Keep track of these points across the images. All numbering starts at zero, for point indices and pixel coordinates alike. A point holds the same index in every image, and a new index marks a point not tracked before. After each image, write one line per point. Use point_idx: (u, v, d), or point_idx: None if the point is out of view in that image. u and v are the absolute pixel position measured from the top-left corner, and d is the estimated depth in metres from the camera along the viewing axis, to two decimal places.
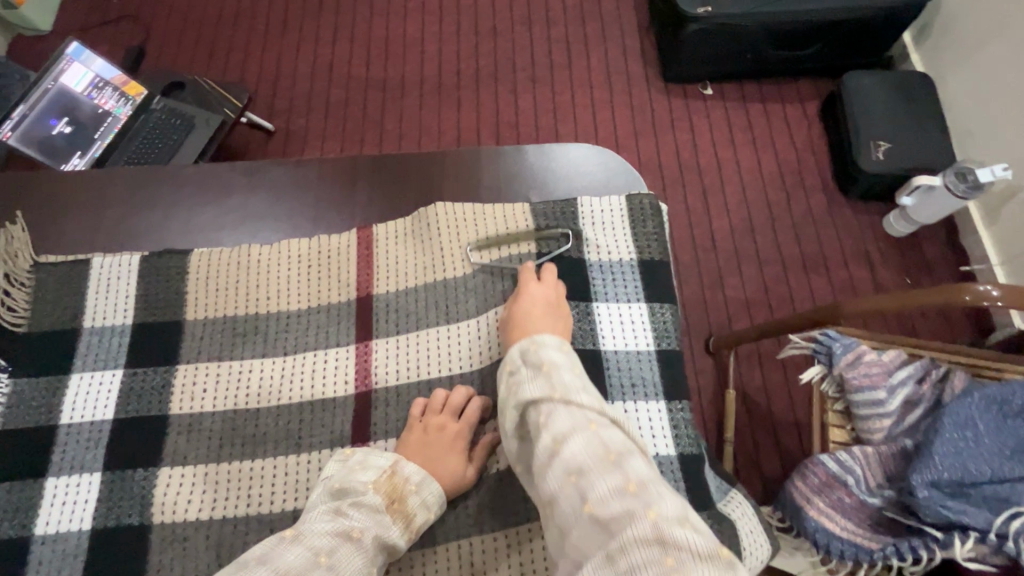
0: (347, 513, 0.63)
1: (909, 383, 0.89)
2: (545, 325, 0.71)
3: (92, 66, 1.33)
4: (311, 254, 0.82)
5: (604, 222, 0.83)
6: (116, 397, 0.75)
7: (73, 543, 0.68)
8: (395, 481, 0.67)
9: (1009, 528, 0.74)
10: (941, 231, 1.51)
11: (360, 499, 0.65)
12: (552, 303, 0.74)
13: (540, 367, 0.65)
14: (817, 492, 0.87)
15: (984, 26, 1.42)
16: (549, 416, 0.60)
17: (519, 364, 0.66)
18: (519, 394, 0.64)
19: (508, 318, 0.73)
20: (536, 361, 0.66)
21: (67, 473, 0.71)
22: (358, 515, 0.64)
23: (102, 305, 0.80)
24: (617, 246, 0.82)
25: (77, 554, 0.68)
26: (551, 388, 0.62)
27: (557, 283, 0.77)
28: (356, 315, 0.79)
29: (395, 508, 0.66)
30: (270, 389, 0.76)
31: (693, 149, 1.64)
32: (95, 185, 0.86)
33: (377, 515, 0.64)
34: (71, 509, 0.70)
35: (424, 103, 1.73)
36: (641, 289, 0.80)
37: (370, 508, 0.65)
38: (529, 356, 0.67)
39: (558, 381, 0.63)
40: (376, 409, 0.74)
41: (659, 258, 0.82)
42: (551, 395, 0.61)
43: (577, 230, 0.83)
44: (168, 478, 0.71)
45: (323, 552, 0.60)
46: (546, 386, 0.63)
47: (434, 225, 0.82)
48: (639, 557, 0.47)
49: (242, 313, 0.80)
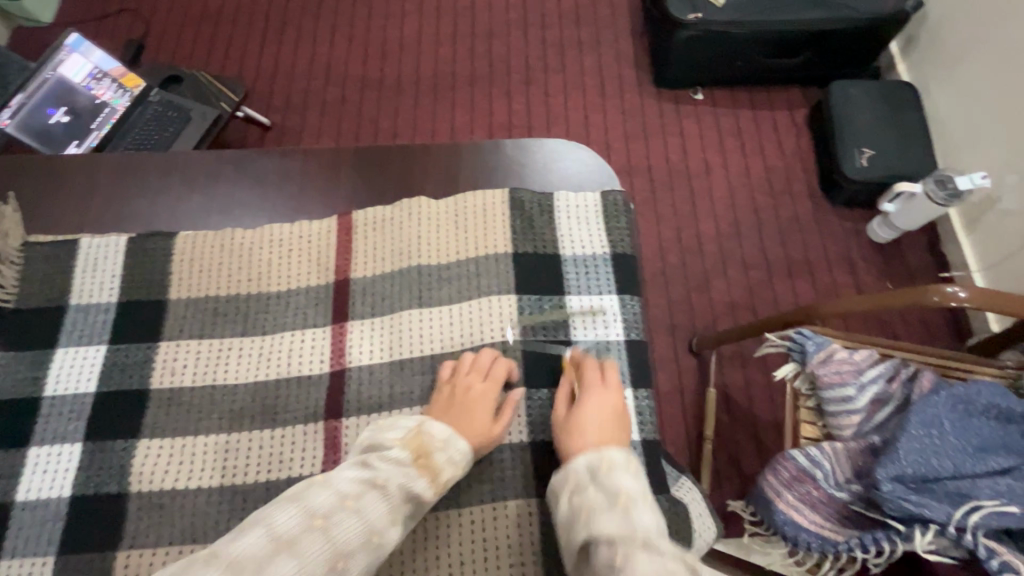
0: (366, 467, 0.65)
1: (879, 382, 0.91)
2: (608, 432, 0.71)
3: (91, 57, 1.35)
4: (293, 238, 0.84)
5: (578, 216, 0.85)
6: (99, 371, 0.77)
7: (53, 509, 0.70)
8: (421, 438, 0.70)
9: (968, 522, 0.76)
10: (924, 238, 1.54)
11: (386, 454, 0.67)
12: (614, 413, 0.74)
13: (617, 499, 0.63)
14: (787, 486, 0.89)
15: (968, 38, 1.45)
16: (627, 557, 0.57)
17: (592, 491, 0.64)
18: (593, 526, 0.61)
19: (574, 417, 0.72)
20: (611, 488, 0.64)
21: (50, 442, 0.73)
22: (382, 469, 0.65)
23: (89, 284, 0.82)
24: (590, 240, 0.84)
25: (57, 519, 0.70)
26: (631, 528, 0.60)
27: (619, 386, 0.76)
28: (333, 297, 0.81)
29: (422, 462, 0.68)
30: (247, 365, 0.77)
31: (682, 152, 1.67)
32: (88, 170, 0.88)
33: (402, 469, 0.66)
34: (53, 477, 0.72)
35: (419, 102, 1.76)
36: (614, 281, 0.83)
37: (394, 462, 0.66)
38: (601, 478, 0.66)
39: (638, 523, 0.60)
40: (349, 387, 0.76)
41: (630, 251, 0.84)
42: (632, 535, 0.59)
43: (552, 223, 0.85)
44: (146, 449, 0.73)
45: (331, 509, 0.61)
46: (625, 521, 0.61)
47: (411, 217, 0.84)
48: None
49: (223, 292, 0.82)
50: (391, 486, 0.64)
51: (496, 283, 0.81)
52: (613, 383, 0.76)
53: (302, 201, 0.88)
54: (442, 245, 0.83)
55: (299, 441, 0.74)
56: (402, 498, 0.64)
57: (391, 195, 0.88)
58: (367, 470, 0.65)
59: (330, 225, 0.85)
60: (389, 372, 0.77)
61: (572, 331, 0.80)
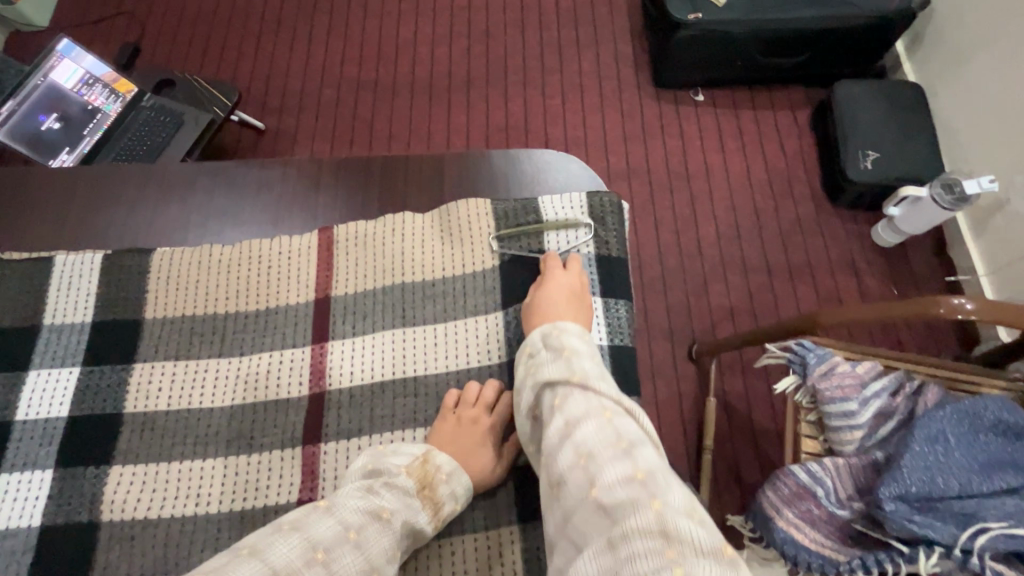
0: (373, 495, 0.63)
1: (883, 396, 0.89)
2: (566, 313, 0.73)
3: (82, 63, 1.34)
4: (272, 255, 0.82)
5: (564, 217, 0.83)
6: (72, 395, 0.75)
7: (22, 540, 0.68)
8: (425, 465, 0.68)
9: (974, 544, 0.74)
10: (929, 242, 1.51)
11: (393, 480, 0.65)
12: (575, 294, 0.75)
13: (561, 351, 0.68)
14: (787, 503, 0.87)
15: (975, 36, 1.42)
16: (565, 399, 0.63)
17: (541, 349, 0.69)
18: (539, 375, 0.67)
19: (534, 297, 0.74)
20: (558, 346, 0.69)
21: (20, 469, 0.72)
22: (388, 498, 0.63)
23: (64, 303, 0.80)
24: (576, 240, 0.82)
25: (25, 551, 0.68)
26: (570, 372, 0.65)
27: (582, 273, 0.78)
28: (312, 316, 0.79)
29: (425, 494, 0.66)
30: (224, 388, 0.76)
31: (682, 155, 1.64)
32: (70, 182, 0.86)
33: (406, 500, 0.64)
34: (21, 505, 0.70)
35: (415, 104, 1.73)
36: (598, 284, 0.81)
37: (400, 493, 0.64)
38: (550, 338, 0.70)
39: (578, 368, 0.65)
40: (330, 413, 0.74)
41: (618, 254, 0.82)
42: (569, 378, 0.64)
43: (538, 229, 0.82)
44: (118, 476, 0.71)
45: (320, 548, 0.57)
46: (565, 368, 0.66)
47: (398, 232, 0.82)
48: (640, 545, 0.48)
49: (200, 313, 0.80)
50: (397, 517, 0.62)
51: (481, 302, 0.79)
52: (571, 270, 0.78)
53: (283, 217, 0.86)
54: (427, 262, 0.81)
55: (275, 466, 0.72)
56: (404, 530, 0.63)
57: (376, 208, 0.86)
58: (373, 497, 0.63)
59: (310, 242, 0.83)
60: (370, 393, 0.75)
61: None
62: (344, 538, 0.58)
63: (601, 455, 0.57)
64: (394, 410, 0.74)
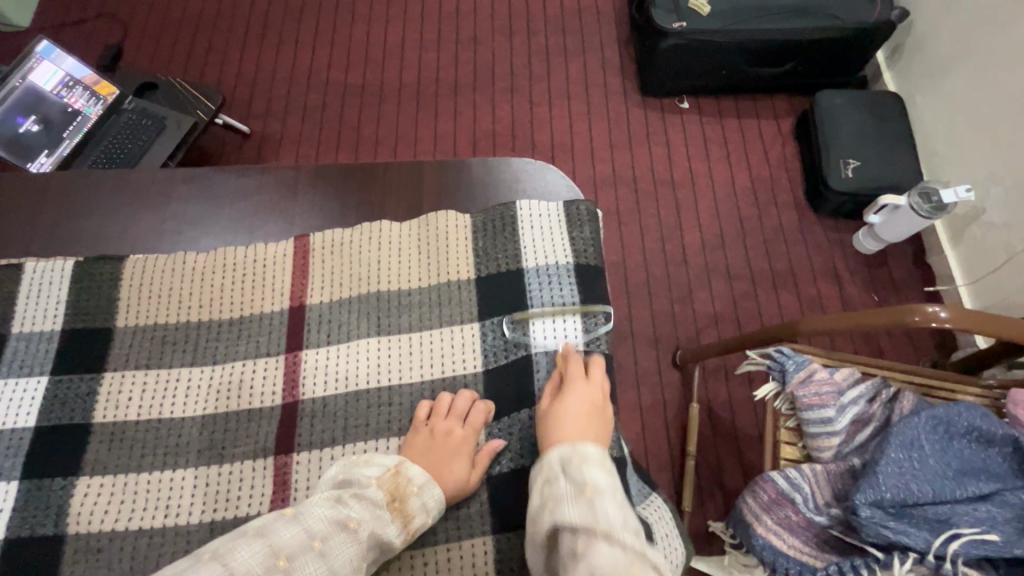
0: (343, 505, 0.62)
1: (860, 403, 0.90)
2: (583, 433, 0.67)
3: (62, 65, 1.32)
4: (248, 263, 0.81)
5: (542, 225, 0.82)
6: (39, 405, 0.74)
7: None
8: (398, 477, 0.67)
9: (947, 549, 0.75)
10: (909, 250, 1.53)
11: (363, 493, 0.64)
12: (594, 407, 0.70)
13: (582, 491, 0.59)
14: (766, 509, 0.87)
15: (952, 49, 1.45)
16: (588, 549, 0.54)
17: (562, 498, 0.59)
18: (558, 514, 0.58)
19: (550, 413, 0.70)
20: (573, 463, 0.63)
21: None
22: (357, 509, 0.62)
23: (31, 311, 0.79)
24: (553, 249, 0.81)
25: None
26: (592, 518, 0.56)
27: (603, 382, 0.73)
28: (286, 325, 0.79)
29: (395, 506, 0.65)
30: (196, 397, 0.75)
31: (667, 162, 1.66)
32: (47, 187, 0.86)
33: (376, 511, 0.63)
34: None
35: (402, 110, 1.73)
36: (577, 291, 0.79)
37: (370, 504, 0.63)
38: (571, 471, 0.62)
39: (599, 511, 0.57)
40: (303, 423, 0.73)
41: (596, 263, 0.82)
42: (593, 528, 0.55)
43: (516, 238, 0.82)
44: (86, 488, 0.70)
45: (283, 555, 0.56)
46: (587, 513, 0.57)
47: (374, 241, 0.82)
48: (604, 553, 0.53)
49: (173, 321, 0.79)
50: (364, 528, 0.60)
51: (458, 311, 0.79)
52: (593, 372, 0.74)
53: (260, 225, 0.86)
54: (405, 272, 0.81)
55: (247, 477, 0.71)
56: (371, 544, 0.61)
57: (354, 217, 0.86)
58: (342, 508, 0.61)
59: (287, 250, 0.82)
60: (345, 403, 0.74)
61: (532, 344, 0.77)
62: (308, 547, 0.57)
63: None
64: (369, 421, 0.74)
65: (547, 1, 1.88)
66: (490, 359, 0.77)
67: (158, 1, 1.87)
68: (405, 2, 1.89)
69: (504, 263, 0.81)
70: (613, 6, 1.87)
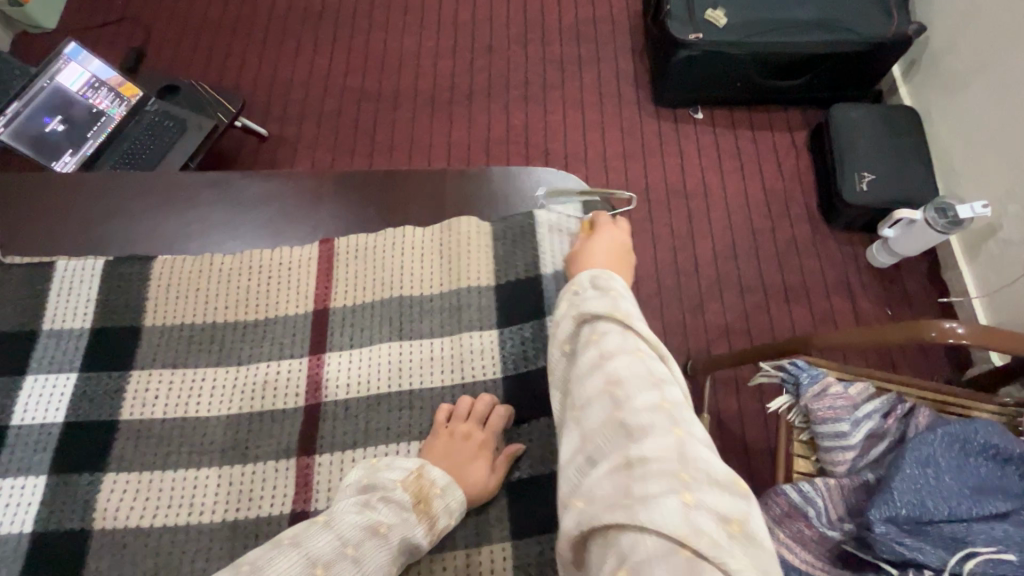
0: (369, 512, 0.63)
1: (874, 417, 0.89)
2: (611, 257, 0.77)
3: (88, 66, 1.34)
4: (272, 266, 0.83)
5: (561, 230, 0.84)
6: (69, 401, 0.76)
7: (12, 546, 0.68)
8: (422, 480, 0.68)
9: (963, 568, 0.74)
10: (923, 264, 1.52)
11: (388, 499, 0.64)
12: (619, 247, 0.79)
13: (616, 312, 0.66)
14: (778, 522, 0.87)
15: (970, 64, 1.44)
16: (642, 453, 0.53)
17: (598, 320, 0.66)
18: (598, 334, 0.65)
19: (580, 246, 0.79)
20: (605, 287, 0.70)
21: (12, 475, 0.72)
22: (382, 517, 0.63)
23: (63, 308, 0.80)
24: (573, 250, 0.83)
25: (15, 557, 0.68)
26: (625, 337, 0.64)
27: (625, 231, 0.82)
28: (310, 328, 0.80)
29: (421, 508, 0.66)
30: (220, 398, 0.76)
31: (680, 172, 1.66)
32: (72, 187, 0.87)
33: (403, 515, 0.64)
34: (14, 511, 0.70)
35: (417, 115, 1.75)
36: None
37: (395, 509, 0.64)
38: (607, 290, 0.70)
39: (633, 327, 0.65)
40: (325, 425, 0.74)
41: None
42: (628, 347, 0.62)
43: (537, 244, 0.83)
44: (112, 484, 0.71)
45: (319, 563, 0.57)
46: (624, 335, 0.64)
47: (397, 247, 0.83)
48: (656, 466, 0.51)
49: (197, 324, 0.80)
50: (394, 535, 0.62)
51: (480, 317, 0.80)
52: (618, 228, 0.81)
53: (279, 234, 0.87)
54: (430, 277, 0.82)
55: (269, 480, 0.72)
56: (401, 547, 0.62)
57: (376, 221, 0.87)
58: (370, 518, 0.62)
59: (312, 257, 0.84)
60: (367, 406, 0.75)
61: None
62: (341, 554, 0.58)
63: (650, 413, 0.56)
64: (394, 419, 0.75)
65: (562, 9, 1.89)
66: (510, 364, 0.78)
67: (179, 6, 1.90)
68: (421, 8, 1.90)
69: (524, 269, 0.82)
70: (628, 14, 1.88)
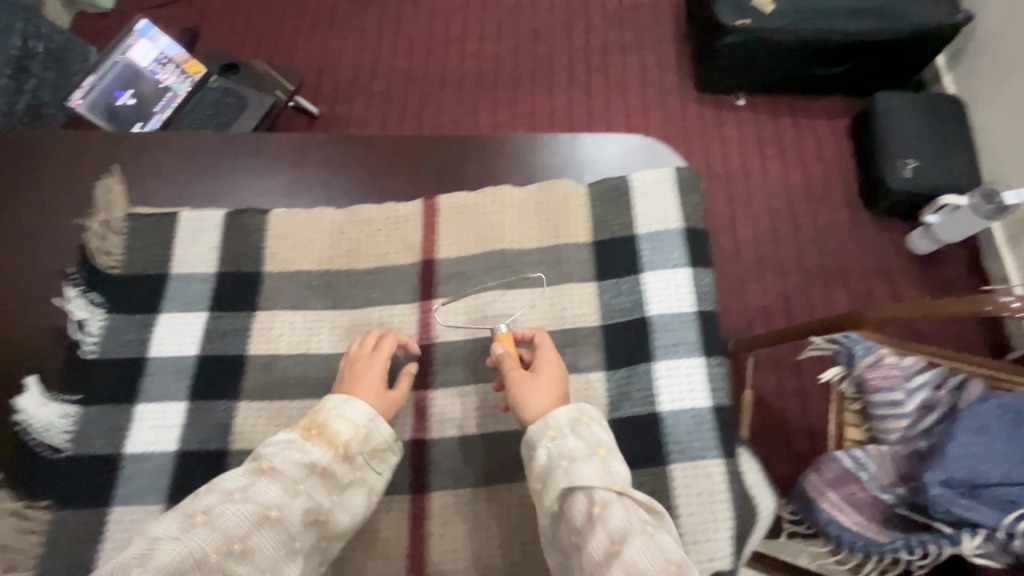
0: (268, 483, 0.66)
1: (926, 388, 0.92)
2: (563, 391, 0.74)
3: (157, 43, 1.41)
4: (381, 220, 0.89)
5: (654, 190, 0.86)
6: (201, 336, 0.84)
7: (162, 462, 0.77)
8: (319, 427, 0.72)
9: (1017, 527, 0.77)
10: (964, 251, 1.54)
11: (275, 465, 0.68)
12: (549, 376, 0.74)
13: (612, 486, 0.63)
14: (831, 485, 0.92)
15: (1019, 52, 1.45)
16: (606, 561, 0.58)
17: (590, 483, 0.63)
18: (599, 503, 0.62)
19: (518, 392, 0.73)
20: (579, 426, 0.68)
21: (155, 401, 0.80)
22: (297, 475, 0.68)
23: (192, 254, 0.87)
24: (664, 213, 0.84)
25: (164, 472, 0.76)
26: (634, 518, 0.61)
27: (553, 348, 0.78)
28: (416, 274, 0.87)
29: (314, 434, 0.71)
30: (341, 338, 0.85)
31: (722, 157, 1.69)
32: (164, 150, 0.92)
33: (308, 466, 0.69)
34: (161, 432, 0.79)
35: (463, 97, 1.79)
36: (686, 254, 0.82)
37: (301, 465, 0.68)
38: (606, 457, 0.66)
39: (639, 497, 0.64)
40: (436, 362, 0.84)
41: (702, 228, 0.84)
42: (641, 529, 0.60)
43: (626, 207, 0.86)
44: (247, 409, 0.80)
45: (228, 527, 0.61)
46: (629, 512, 0.61)
47: (494, 205, 0.88)
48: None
49: (316, 270, 0.88)
50: (309, 491, 0.67)
51: (576, 270, 0.85)
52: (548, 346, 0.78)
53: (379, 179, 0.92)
54: (526, 233, 0.88)
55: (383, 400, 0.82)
56: (324, 489, 0.69)
57: (480, 181, 0.91)
58: (273, 489, 0.65)
59: (414, 211, 0.89)
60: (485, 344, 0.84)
61: (647, 305, 0.81)
62: (264, 518, 0.63)
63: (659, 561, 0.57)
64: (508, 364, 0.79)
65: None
66: (611, 314, 0.82)
67: None
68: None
69: (617, 230, 0.86)
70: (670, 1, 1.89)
